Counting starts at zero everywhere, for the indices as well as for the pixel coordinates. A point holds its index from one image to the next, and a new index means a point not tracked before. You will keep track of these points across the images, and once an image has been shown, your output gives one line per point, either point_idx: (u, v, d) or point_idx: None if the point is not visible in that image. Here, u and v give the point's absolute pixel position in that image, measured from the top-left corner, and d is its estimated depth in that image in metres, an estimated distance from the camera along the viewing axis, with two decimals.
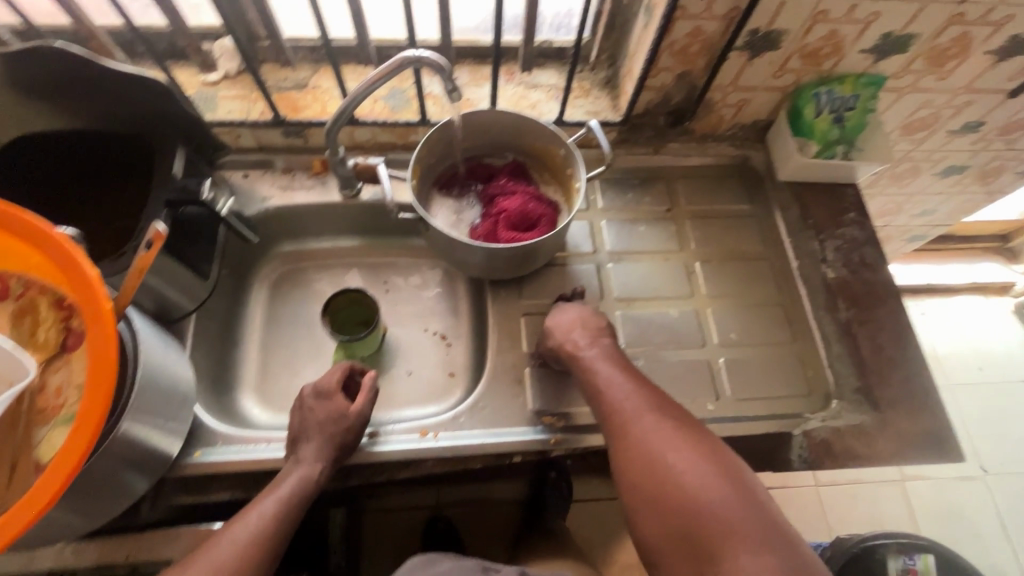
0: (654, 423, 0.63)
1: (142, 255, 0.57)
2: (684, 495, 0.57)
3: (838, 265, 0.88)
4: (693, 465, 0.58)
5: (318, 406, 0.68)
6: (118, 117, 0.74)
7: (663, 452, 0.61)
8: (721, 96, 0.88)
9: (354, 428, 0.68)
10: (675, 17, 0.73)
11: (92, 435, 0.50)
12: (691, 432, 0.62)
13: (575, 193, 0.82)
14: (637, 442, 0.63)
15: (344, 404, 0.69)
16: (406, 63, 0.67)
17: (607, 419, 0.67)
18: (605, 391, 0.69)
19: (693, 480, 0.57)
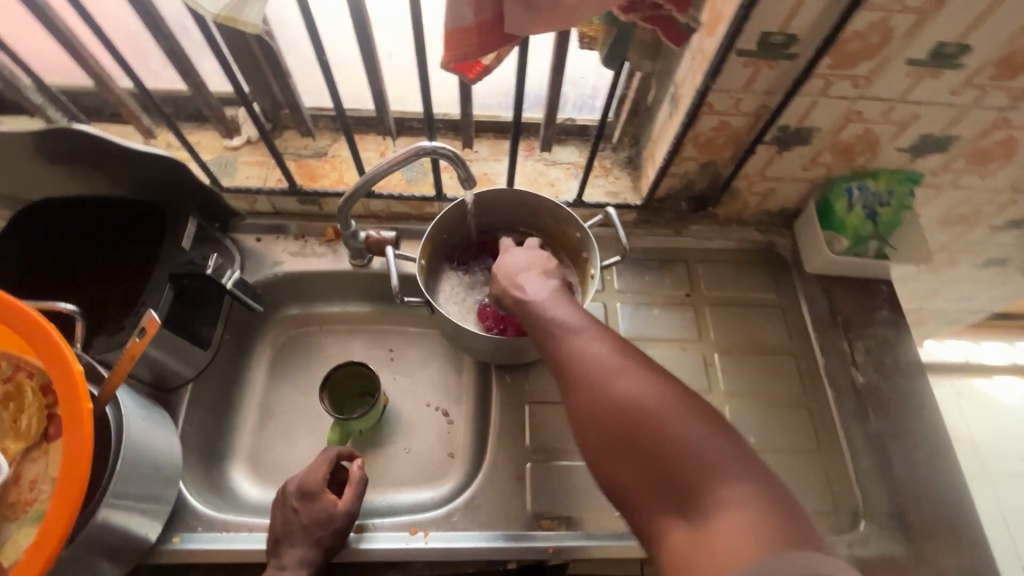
0: (599, 355, 0.54)
1: (134, 344, 0.55)
2: (639, 411, 0.48)
3: (867, 368, 0.83)
4: (646, 389, 0.50)
5: (303, 506, 0.65)
6: (134, 185, 0.74)
7: (612, 373, 0.52)
8: (747, 185, 0.84)
9: (342, 528, 0.65)
10: (701, 113, 0.70)
11: (54, 546, 0.47)
12: (643, 365, 0.52)
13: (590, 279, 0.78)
14: (582, 370, 0.53)
15: (331, 502, 0.66)
16: (421, 152, 0.66)
17: (553, 336, 0.58)
18: (554, 327, 0.58)
19: (646, 398, 0.49)
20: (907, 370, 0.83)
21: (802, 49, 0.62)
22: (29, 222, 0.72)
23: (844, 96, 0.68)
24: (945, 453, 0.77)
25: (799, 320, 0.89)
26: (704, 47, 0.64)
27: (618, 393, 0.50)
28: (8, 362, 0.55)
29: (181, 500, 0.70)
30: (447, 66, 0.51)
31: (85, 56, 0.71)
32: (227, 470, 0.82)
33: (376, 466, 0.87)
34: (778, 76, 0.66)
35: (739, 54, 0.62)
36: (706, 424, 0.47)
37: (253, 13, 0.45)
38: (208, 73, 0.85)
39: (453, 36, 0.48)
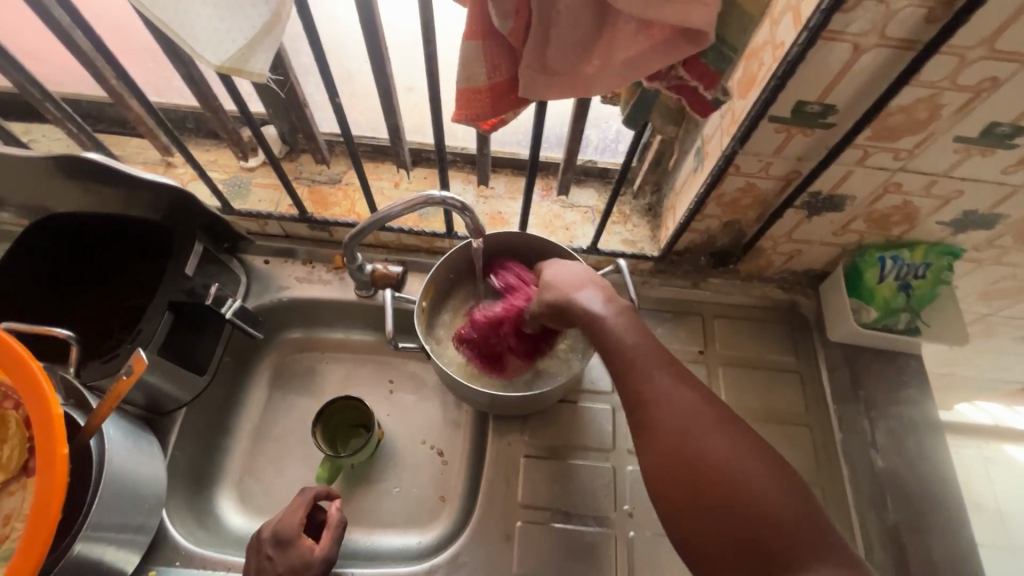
0: (676, 395, 0.51)
1: (121, 382, 0.54)
2: (726, 465, 0.46)
3: (888, 452, 0.78)
4: (727, 438, 0.48)
5: (278, 553, 0.62)
6: (144, 206, 0.74)
7: (694, 416, 0.50)
8: (772, 245, 0.80)
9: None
10: (728, 174, 0.67)
11: None
12: (717, 407, 0.51)
13: None
14: (660, 409, 0.51)
15: (307, 549, 0.63)
16: (428, 201, 0.65)
17: (627, 369, 0.55)
18: (627, 357, 0.55)
19: (725, 451, 0.47)
20: (931, 456, 0.77)
21: (841, 119, 0.58)
22: (37, 237, 0.72)
23: (882, 167, 0.63)
24: (966, 553, 0.72)
25: (818, 390, 0.84)
26: (736, 109, 0.61)
27: (698, 441, 0.48)
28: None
29: (162, 531, 0.69)
30: (459, 122, 0.49)
31: (105, 75, 0.70)
32: (214, 496, 0.81)
33: (364, 503, 0.85)
34: (813, 144, 0.62)
35: (771, 120, 0.58)
36: (789, 478, 0.46)
37: (258, 63, 0.43)
38: (227, 92, 0.83)
39: (466, 96, 0.46)
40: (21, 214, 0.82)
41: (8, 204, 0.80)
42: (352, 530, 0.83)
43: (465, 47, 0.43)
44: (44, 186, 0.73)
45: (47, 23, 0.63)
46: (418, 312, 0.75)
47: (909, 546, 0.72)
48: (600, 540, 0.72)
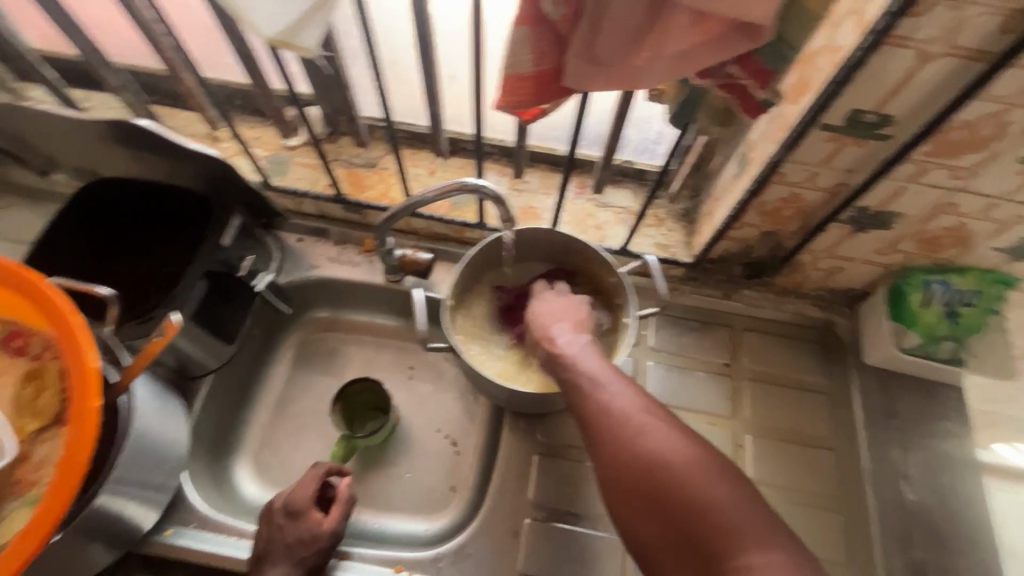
0: (621, 402, 0.52)
1: (153, 343, 0.55)
2: (660, 466, 0.46)
3: (919, 486, 0.74)
4: (667, 439, 0.48)
5: (288, 523, 0.63)
6: (189, 174, 0.76)
7: (634, 421, 0.50)
8: (812, 260, 0.77)
9: (326, 548, 0.64)
10: (770, 182, 0.65)
11: (40, 540, 0.47)
12: (662, 413, 0.51)
13: (622, 329, 0.73)
14: (605, 418, 0.51)
15: (317, 522, 0.64)
16: (464, 188, 0.65)
17: (578, 384, 0.55)
18: (581, 376, 0.56)
19: (670, 451, 0.47)
20: (965, 495, 0.73)
21: (897, 132, 0.55)
22: (87, 199, 0.75)
23: (937, 186, 0.60)
24: None
25: (848, 414, 0.81)
26: (785, 114, 0.59)
27: (641, 444, 0.48)
28: (36, 340, 0.56)
29: (181, 493, 0.71)
30: (500, 108, 0.48)
31: (161, 45, 0.72)
32: (232, 464, 0.83)
33: (375, 486, 0.86)
34: (864, 156, 0.59)
35: (822, 127, 0.56)
36: (733, 480, 0.45)
37: (307, 38, 0.43)
38: (277, 71, 0.84)
39: (510, 84, 0.45)
40: (75, 175, 0.85)
41: (63, 165, 0.83)
42: (361, 511, 0.84)
43: (514, 32, 0.43)
44: (100, 150, 0.76)
45: None
46: (446, 312, 0.74)
47: None
48: (609, 546, 0.71)
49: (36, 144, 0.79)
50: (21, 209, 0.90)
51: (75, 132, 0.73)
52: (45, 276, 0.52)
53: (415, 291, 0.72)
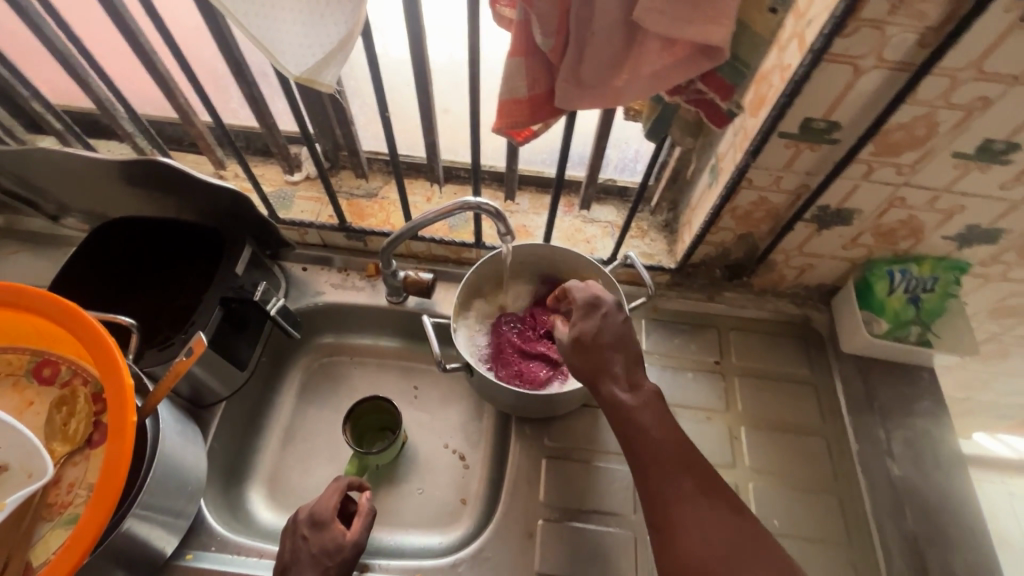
0: (677, 471, 0.57)
1: (181, 361, 0.59)
2: (709, 549, 0.52)
3: (904, 461, 0.79)
4: (712, 514, 0.54)
5: (312, 534, 0.66)
6: (201, 211, 0.80)
7: (687, 498, 0.55)
8: (784, 258, 0.84)
9: (349, 560, 0.66)
10: (741, 187, 0.72)
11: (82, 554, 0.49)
12: (711, 481, 0.57)
13: None
14: (662, 492, 0.56)
15: (340, 532, 0.66)
16: (466, 207, 0.70)
17: (635, 448, 0.59)
18: (640, 443, 0.59)
19: (717, 532, 0.53)
20: (947, 466, 0.79)
21: (845, 136, 0.63)
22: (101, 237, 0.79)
23: (886, 182, 0.68)
24: (986, 563, 0.72)
25: (832, 400, 0.86)
26: (748, 127, 0.66)
27: (689, 519, 0.54)
28: (66, 367, 0.59)
29: (199, 517, 0.72)
30: (498, 129, 0.54)
31: (176, 94, 0.77)
32: (245, 491, 0.84)
33: (388, 503, 0.87)
34: (819, 159, 0.67)
35: (781, 135, 0.64)
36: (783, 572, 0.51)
37: (328, 75, 0.49)
38: (282, 113, 0.90)
39: (507, 107, 0.52)
40: (86, 219, 0.89)
41: (75, 211, 0.87)
42: (376, 528, 0.85)
43: (510, 63, 0.49)
44: (115, 193, 0.80)
45: (135, 48, 0.70)
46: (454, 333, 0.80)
47: (929, 552, 0.73)
48: (620, 541, 0.74)
49: (49, 190, 0.83)
50: (29, 254, 0.93)
51: (92, 178, 0.78)
52: (78, 301, 0.54)
53: (426, 326, 0.76)
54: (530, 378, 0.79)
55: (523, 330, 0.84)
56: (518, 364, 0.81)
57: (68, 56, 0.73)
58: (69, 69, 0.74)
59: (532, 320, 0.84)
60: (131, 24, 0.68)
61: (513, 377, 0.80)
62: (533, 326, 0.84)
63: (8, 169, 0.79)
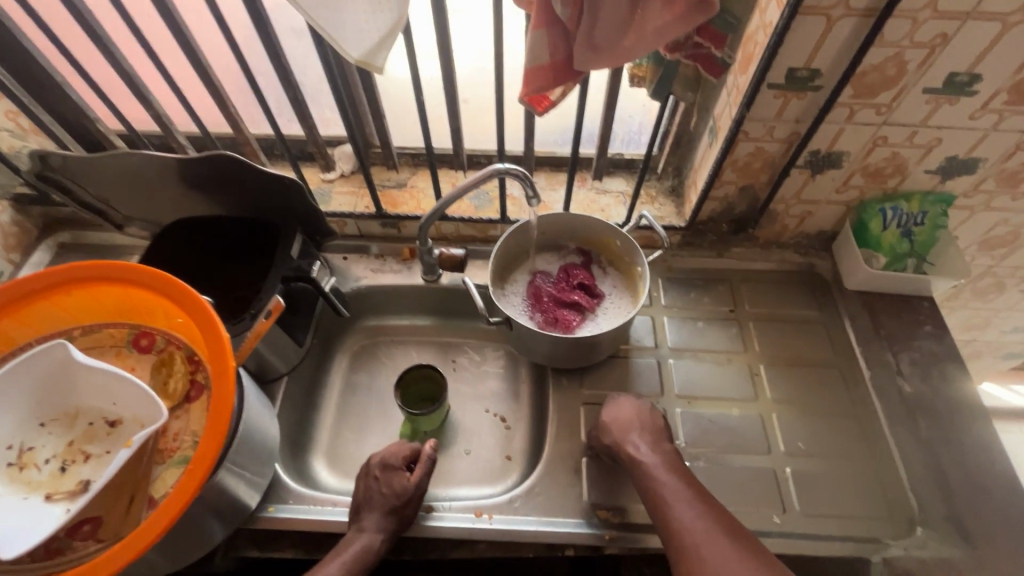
0: (694, 505, 0.65)
1: (262, 322, 0.68)
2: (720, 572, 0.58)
3: (914, 379, 0.86)
4: (726, 540, 0.61)
5: (383, 476, 0.74)
6: (255, 206, 0.89)
7: (696, 529, 0.63)
8: (785, 207, 0.92)
9: (412, 501, 0.73)
10: (738, 140, 0.80)
11: (200, 482, 0.57)
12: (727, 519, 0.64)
13: (639, 276, 0.89)
14: (677, 535, 0.63)
15: (406, 476, 0.74)
16: (495, 173, 0.79)
17: (654, 494, 0.68)
18: (658, 486, 0.68)
19: (727, 560, 0.59)
20: (953, 381, 0.85)
21: (826, 81, 0.72)
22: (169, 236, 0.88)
23: (868, 123, 0.76)
24: (996, 462, 0.79)
25: (842, 335, 0.93)
26: (740, 83, 0.75)
27: (703, 547, 0.61)
28: (161, 337, 0.67)
29: (276, 475, 0.79)
30: (526, 94, 0.63)
31: (228, 103, 0.86)
32: (309, 460, 0.91)
33: (440, 463, 0.94)
34: (806, 106, 0.75)
35: (770, 86, 0.72)
36: None
37: (380, 60, 0.58)
38: (319, 119, 1.00)
39: (532, 73, 0.61)
40: (146, 228, 0.98)
41: (137, 221, 0.96)
42: (431, 486, 0.92)
43: (534, 34, 0.58)
44: (177, 197, 0.89)
45: (195, 63, 0.80)
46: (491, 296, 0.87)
47: (946, 457, 0.79)
48: None
49: (115, 202, 0.92)
50: None
51: (158, 183, 0.87)
52: (173, 271, 0.62)
53: (471, 287, 0.82)
54: (569, 325, 0.88)
55: (558, 283, 0.93)
56: (556, 313, 0.90)
57: (132, 76, 0.82)
58: (134, 89, 0.84)
59: (566, 275, 0.93)
60: (191, 42, 0.78)
61: (552, 325, 0.89)
62: (567, 280, 0.93)
63: (80, 186, 0.88)
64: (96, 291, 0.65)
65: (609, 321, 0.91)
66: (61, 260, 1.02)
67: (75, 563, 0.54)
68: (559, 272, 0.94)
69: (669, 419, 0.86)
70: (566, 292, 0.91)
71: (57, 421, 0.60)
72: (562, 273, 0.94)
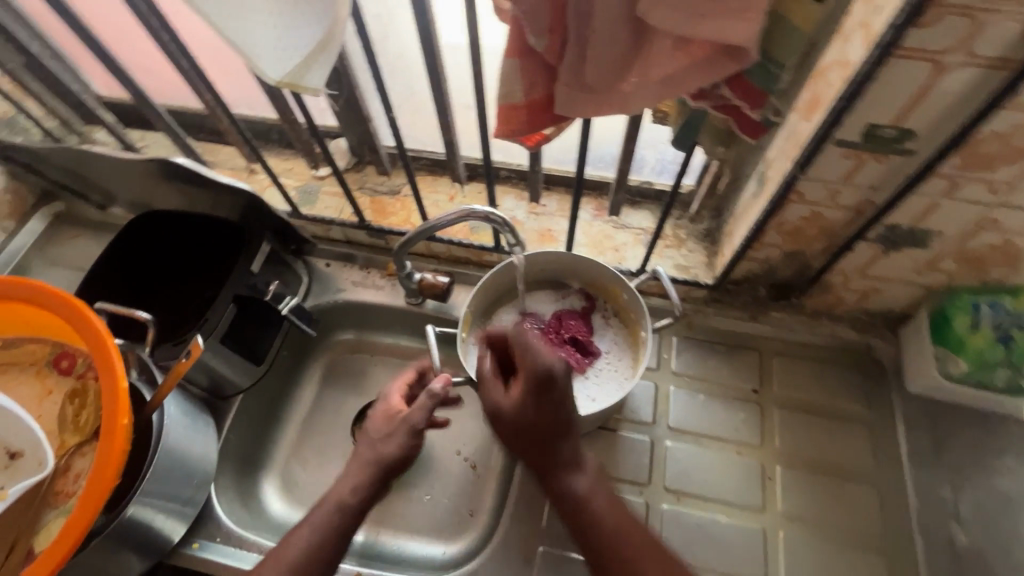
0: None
1: (180, 363, 0.61)
2: None
3: (972, 526, 0.68)
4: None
5: (381, 412, 0.70)
6: (223, 206, 0.81)
7: (632, 544, 0.61)
8: (844, 281, 0.73)
9: (399, 433, 0.66)
10: (789, 201, 0.62)
11: (65, 555, 0.50)
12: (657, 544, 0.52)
13: (642, 344, 0.73)
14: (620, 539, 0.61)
15: (399, 410, 0.69)
16: (472, 215, 0.66)
17: (581, 509, 0.63)
18: (591, 509, 0.63)
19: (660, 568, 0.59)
20: None
21: (921, 146, 0.52)
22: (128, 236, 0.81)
23: (974, 202, 0.56)
24: None
25: (887, 447, 0.76)
26: (800, 131, 0.57)
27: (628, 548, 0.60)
28: (81, 362, 0.61)
29: (209, 507, 0.74)
30: (498, 137, 0.49)
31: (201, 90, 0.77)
32: (260, 482, 0.86)
33: (397, 505, 0.86)
34: (887, 171, 0.56)
35: (838, 144, 0.53)
36: None
37: (312, 79, 0.46)
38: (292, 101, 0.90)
39: (504, 113, 0.46)
40: (130, 208, 0.93)
41: (120, 200, 0.92)
42: (382, 531, 0.84)
43: (505, 64, 0.43)
44: (147, 187, 0.83)
45: None
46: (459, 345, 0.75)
47: None
48: None
49: (94, 182, 0.87)
50: (86, 240, 1.00)
51: (127, 172, 0.80)
52: (86, 302, 0.56)
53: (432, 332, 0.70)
54: None
55: (545, 332, 0.77)
56: None
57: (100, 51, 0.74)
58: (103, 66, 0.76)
59: (557, 324, 0.78)
60: None
61: None
62: (557, 330, 0.78)
63: (58, 164, 0.84)
64: (18, 305, 0.60)
65: (599, 391, 0.74)
66: (55, 230, 1.01)
67: None
68: (549, 318, 0.79)
69: (650, 517, 0.73)
70: (552, 345, 0.76)
71: None
72: (552, 321, 0.78)
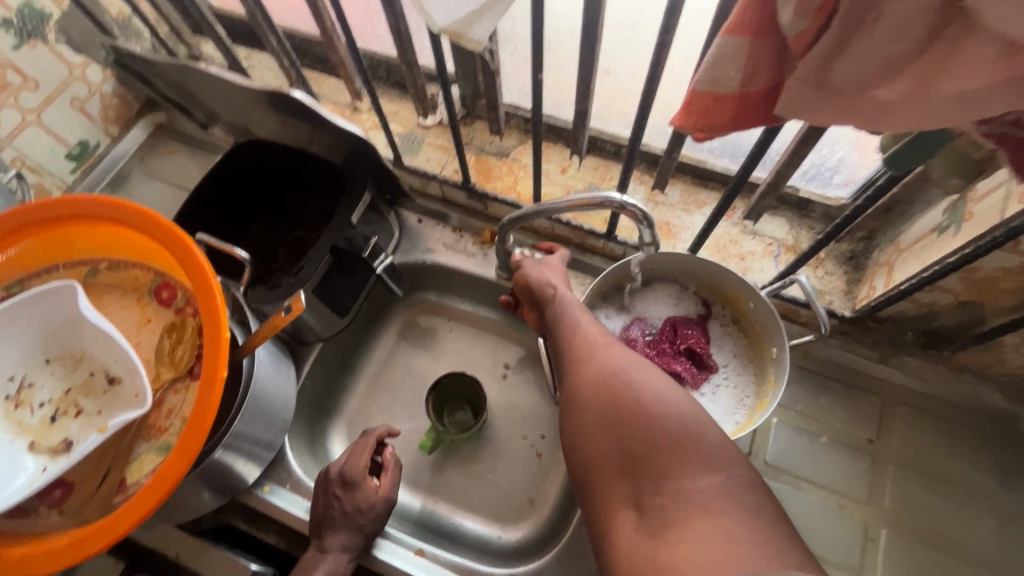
0: (595, 437, 0.49)
1: (279, 317, 0.57)
2: (616, 381, 0.50)
3: None
4: (675, 399, 0.48)
5: (344, 494, 0.67)
6: (330, 148, 0.77)
7: (600, 347, 0.54)
8: (1020, 343, 0.62)
9: (379, 510, 0.69)
10: (998, 249, 0.51)
11: (155, 501, 0.48)
12: (633, 397, 0.48)
13: (771, 368, 0.65)
14: (584, 347, 0.54)
15: (372, 486, 0.69)
16: (606, 205, 0.58)
17: (565, 352, 0.56)
18: (563, 321, 0.58)
19: (638, 378, 0.50)
20: None
21: None
22: (229, 168, 0.77)
23: None
24: None
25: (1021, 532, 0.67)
26: None
27: (594, 352, 0.53)
28: (181, 294, 0.59)
29: (282, 452, 0.74)
30: (680, 127, 0.41)
31: (323, 15, 0.70)
32: (327, 430, 0.85)
33: (456, 479, 0.84)
34: None
35: None
36: (689, 423, 0.46)
37: (481, 30, 0.38)
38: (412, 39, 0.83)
39: (703, 103, 0.38)
40: (230, 130, 0.90)
41: (221, 121, 0.89)
42: (437, 501, 0.82)
43: (724, 42, 0.35)
44: (254, 114, 0.79)
45: None
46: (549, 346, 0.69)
47: None
48: None
49: (200, 100, 0.84)
50: (183, 156, 0.99)
51: (236, 97, 0.76)
52: (193, 237, 0.53)
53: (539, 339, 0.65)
54: None
55: (654, 340, 0.70)
56: None
57: None
58: None
59: (671, 333, 0.70)
60: None
61: None
62: (672, 339, 0.70)
63: (169, 77, 0.81)
64: (122, 230, 0.58)
65: (714, 410, 0.66)
66: (155, 141, 1.00)
67: (39, 532, 0.52)
68: (662, 326, 0.71)
69: None
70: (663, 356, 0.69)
71: (62, 361, 0.57)
72: (665, 329, 0.71)
